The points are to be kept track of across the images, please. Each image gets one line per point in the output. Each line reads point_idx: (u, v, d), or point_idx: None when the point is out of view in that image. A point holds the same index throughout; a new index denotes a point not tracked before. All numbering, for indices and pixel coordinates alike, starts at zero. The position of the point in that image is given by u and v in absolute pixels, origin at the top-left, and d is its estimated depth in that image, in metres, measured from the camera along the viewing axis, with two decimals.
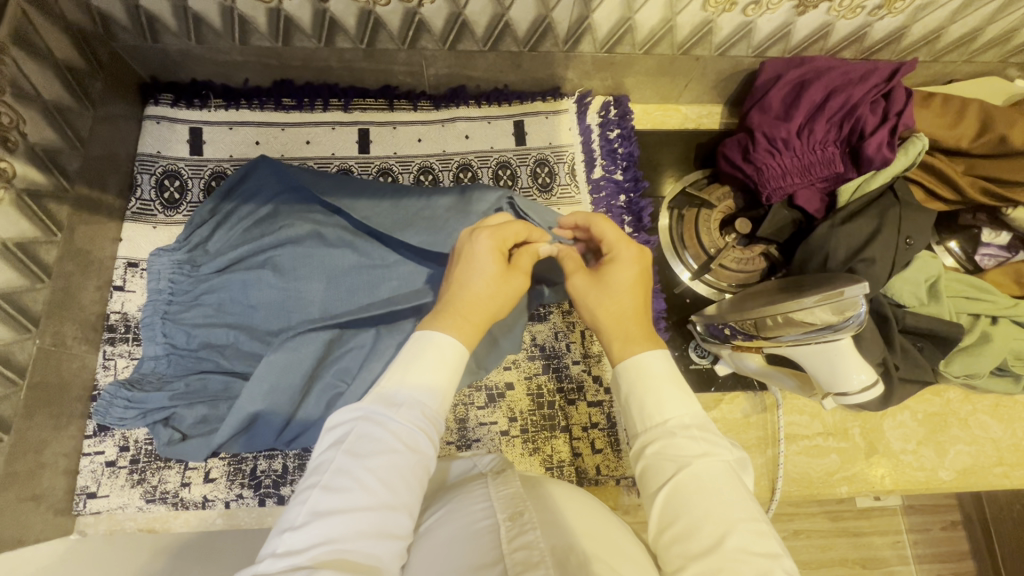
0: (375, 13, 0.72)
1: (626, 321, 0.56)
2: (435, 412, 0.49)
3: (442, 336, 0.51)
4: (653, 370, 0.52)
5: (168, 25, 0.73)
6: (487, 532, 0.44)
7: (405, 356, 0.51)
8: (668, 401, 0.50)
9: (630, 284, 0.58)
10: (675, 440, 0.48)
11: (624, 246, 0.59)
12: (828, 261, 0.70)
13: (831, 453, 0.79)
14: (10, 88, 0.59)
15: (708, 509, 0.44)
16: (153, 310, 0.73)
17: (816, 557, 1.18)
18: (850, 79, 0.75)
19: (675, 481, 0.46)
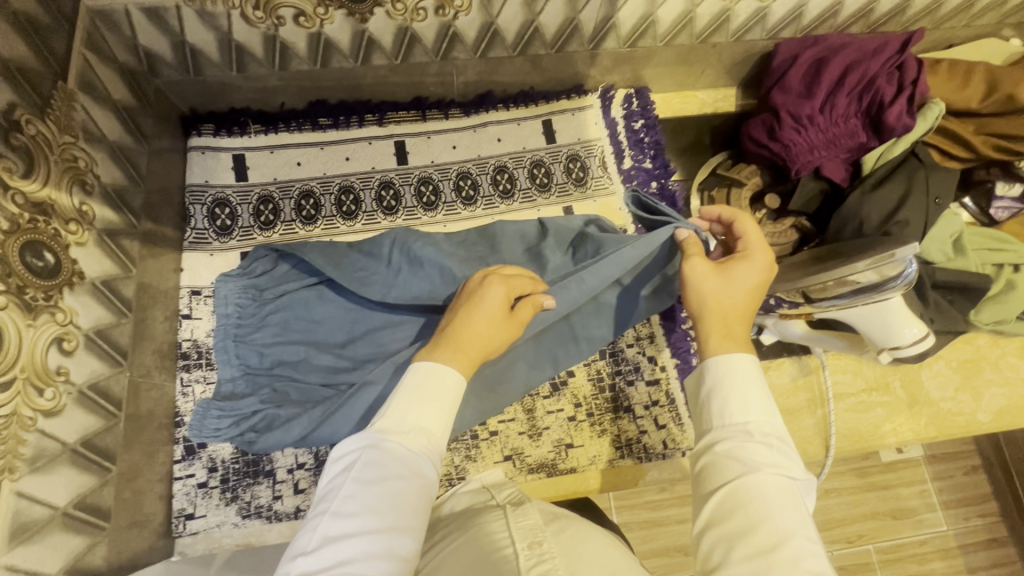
0: (412, 29, 0.75)
1: (731, 317, 0.56)
2: (438, 438, 0.52)
3: (437, 367, 0.53)
4: (746, 370, 0.52)
5: (212, 59, 0.75)
6: (506, 560, 0.48)
7: (406, 387, 0.53)
8: (750, 404, 0.50)
9: (751, 286, 0.57)
10: (749, 443, 0.48)
11: (760, 251, 0.58)
12: (862, 227, 0.74)
13: (876, 407, 0.83)
14: (83, 133, 0.61)
15: (769, 516, 0.45)
16: (224, 335, 0.75)
17: (848, 513, 1.24)
18: (866, 53, 0.79)
19: (742, 486, 0.46)
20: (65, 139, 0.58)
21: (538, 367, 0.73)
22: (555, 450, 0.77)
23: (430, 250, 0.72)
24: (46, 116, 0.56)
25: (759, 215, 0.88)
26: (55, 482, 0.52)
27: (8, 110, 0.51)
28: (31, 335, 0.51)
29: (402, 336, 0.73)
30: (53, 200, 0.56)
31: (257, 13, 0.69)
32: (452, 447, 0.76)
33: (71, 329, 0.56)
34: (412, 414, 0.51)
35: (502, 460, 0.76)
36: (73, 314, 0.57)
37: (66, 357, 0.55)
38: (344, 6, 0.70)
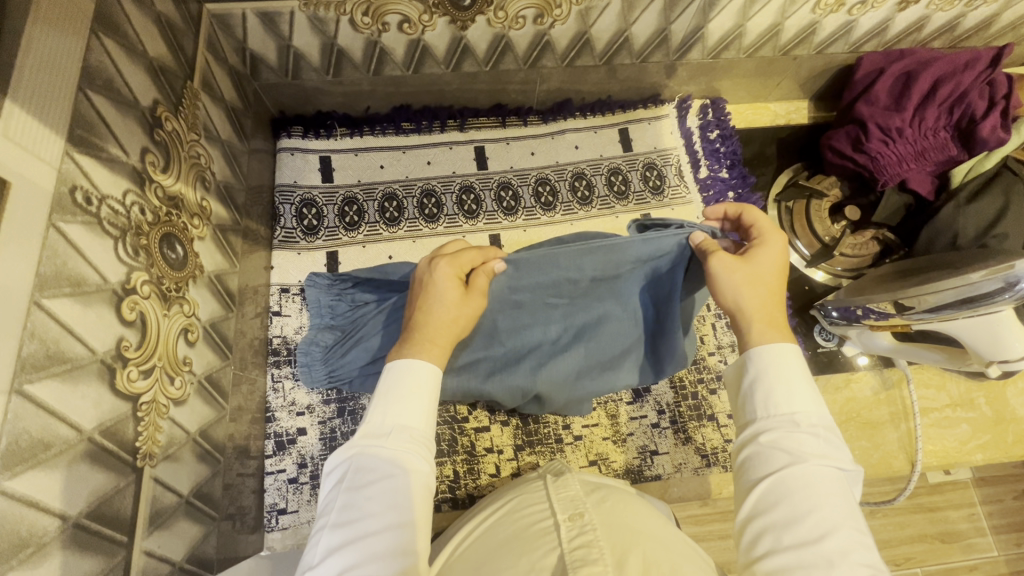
0: (508, 37, 0.77)
1: (771, 305, 0.50)
2: (425, 432, 0.46)
3: (411, 363, 0.48)
4: (790, 360, 0.46)
5: (312, 63, 0.77)
6: (547, 532, 0.48)
7: (381, 393, 0.47)
8: (795, 389, 0.45)
9: (778, 269, 0.51)
10: (795, 436, 0.43)
11: (777, 235, 0.52)
12: (957, 239, 0.76)
13: (961, 424, 0.82)
14: (204, 131, 0.64)
15: (817, 504, 0.40)
16: (317, 345, 0.71)
17: (895, 536, 1.01)
18: (956, 67, 0.78)
19: (789, 480, 0.41)
20: (191, 137, 0.60)
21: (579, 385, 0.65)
22: (640, 456, 0.77)
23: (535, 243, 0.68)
24: (178, 113, 0.58)
25: (838, 227, 0.89)
26: (180, 470, 0.53)
27: (152, 106, 0.53)
28: (166, 323, 0.52)
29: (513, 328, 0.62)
30: (182, 195, 0.57)
31: (365, 19, 0.71)
32: (537, 449, 0.76)
33: (193, 321, 0.57)
34: (394, 413, 0.45)
35: (587, 464, 0.76)
36: (195, 306, 0.58)
37: (189, 347, 0.57)
38: (448, 14, 0.71)
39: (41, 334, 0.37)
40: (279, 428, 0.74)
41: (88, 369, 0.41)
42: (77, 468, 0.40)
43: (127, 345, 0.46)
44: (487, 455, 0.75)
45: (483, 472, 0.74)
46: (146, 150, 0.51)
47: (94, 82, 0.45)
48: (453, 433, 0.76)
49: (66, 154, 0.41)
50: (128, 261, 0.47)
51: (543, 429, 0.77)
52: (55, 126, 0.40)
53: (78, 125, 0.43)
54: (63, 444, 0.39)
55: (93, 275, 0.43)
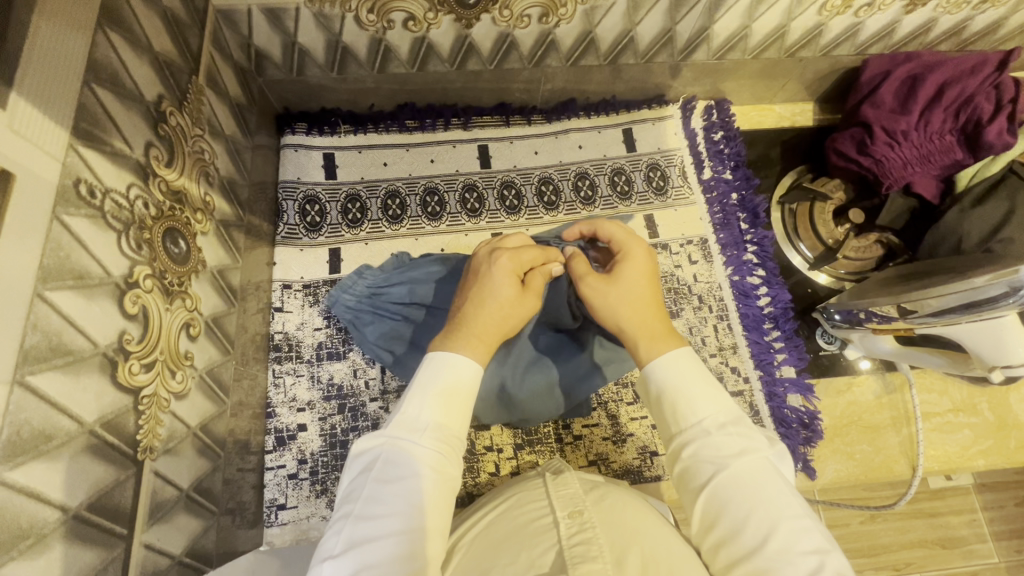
0: (513, 35, 0.77)
1: (649, 316, 0.51)
2: (457, 435, 0.46)
3: (454, 358, 0.47)
4: (684, 365, 0.46)
5: (317, 59, 0.77)
6: (547, 528, 0.48)
7: (420, 385, 0.46)
8: (698, 393, 0.45)
9: (642, 280, 0.53)
10: (711, 442, 0.43)
11: (636, 245, 0.55)
12: (962, 243, 0.75)
13: (963, 429, 0.82)
14: (208, 126, 0.64)
15: (753, 505, 0.40)
16: (359, 285, 0.76)
17: (895, 540, 1.00)
18: (962, 71, 0.78)
19: (720, 489, 0.41)
20: (195, 132, 0.61)
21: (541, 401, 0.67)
22: (640, 457, 0.77)
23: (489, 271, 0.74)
24: (183, 108, 0.58)
25: (842, 230, 0.88)
26: (180, 464, 0.54)
27: (157, 101, 0.53)
28: (168, 318, 0.52)
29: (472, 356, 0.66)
30: (186, 190, 0.57)
31: (370, 16, 0.71)
32: (536, 448, 0.76)
33: (195, 316, 0.57)
34: (430, 409, 0.45)
35: (587, 464, 0.76)
36: (197, 301, 0.58)
37: (191, 342, 0.57)
38: (453, 12, 0.72)
39: (43, 326, 0.37)
40: (280, 423, 0.74)
41: (90, 361, 0.42)
42: (79, 460, 0.40)
43: (129, 339, 0.46)
44: (487, 454, 0.75)
45: (482, 471, 0.74)
46: (150, 144, 0.51)
47: (99, 76, 0.45)
48: None
49: (71, 147, 0.41)
50: (131, 254, 0.47)
51: (543, 428, 0.77)
52: (60, 119, 0.40)
53: (84, 118, 0.43)
54: (64, 436, 0.39)
55: (96, 268, 0.43)
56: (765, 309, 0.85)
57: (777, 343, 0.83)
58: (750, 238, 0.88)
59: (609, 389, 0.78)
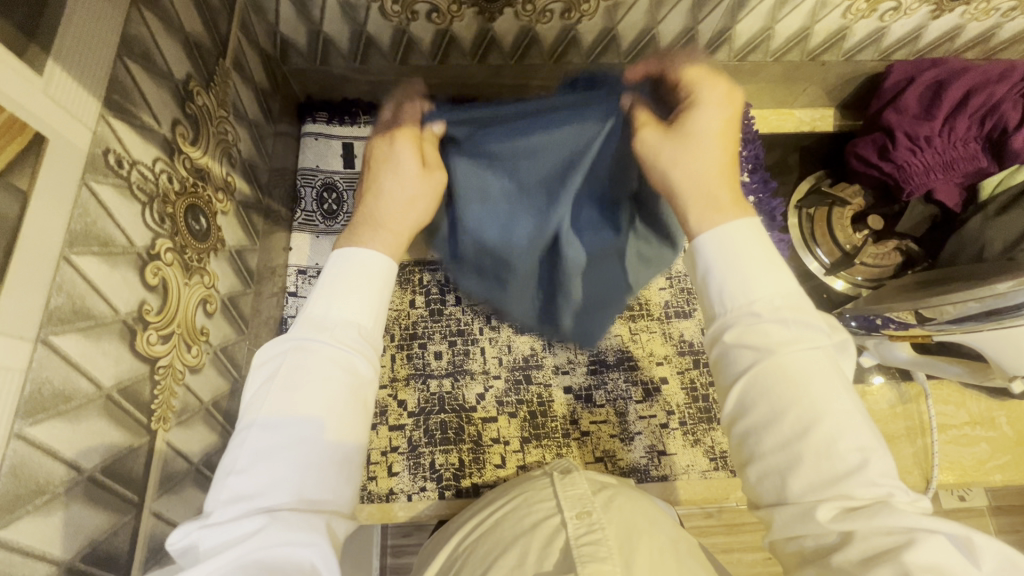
0: (535, 30, 0.77)
1: (711, 181, 0.42)
2: (373, 332, 0.42)
3: (362, 253, 0.42)
4: (743, 243, 0.40)
5: (341, 48, 0.78)
6: (555, 530, 0.47)
7: (329, 284, 0.41)
8: (754, 265, 0.39)
9: (716, 131, 0.43)
10: (760, 328, 0.38)
11: (706, 83, 0.44)
12: (984, 251, 0.75)
13: (980, 443, 0.80)
14: (232, 108, 0.65)
15: (798, 396, 0.36)
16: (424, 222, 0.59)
17: None
18: (990, 78, 0.76)
19: (761, 378, 0.37)
20: (220, 113, 0.62)
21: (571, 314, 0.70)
22: (647, 456, 0.76)
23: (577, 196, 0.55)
24: (210, 89, 0.59)
25: (860, 236, 0.87)
26: (192, 437, 0.54)
27: (185, 80, 0.54)
28: (187, 292, 0.53)
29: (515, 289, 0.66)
30: (208, 169, 0.58)
31: (395, 6, 0.72)
32: (544, 443, 0.76)
33: (212, 293, 0.58)
34: (340, 308, 0.40)
35: (593, 461, 0.75)
36: (214, 278, 0.59)
37: (208, 318, 0.57)
38: (477, 5, 0.72)
39: (69, 289, 0.38)
40: None
41: (111, 328, 0.42)
42: (93, 422, 0.40)
43: (148, 309, 0.47)
44: (494, 446, 0.75)
45: (488, 463, 0.74)
46: (177, 121, 0.52)
47: (132, 50, 0.46)
48: (460, 422, 0.76)
49: (102, 117, 0.42)
50: (154, 227, 0.48)
51: (551, 423, 0.77)
52: (94, 89, 0.41)
53: (115, 90, 0.44)
54: (82, 398, 0.39)
55: (120, 237, 0.44)
56: None
57: None
58: None
59: (617, 386, 0.78)
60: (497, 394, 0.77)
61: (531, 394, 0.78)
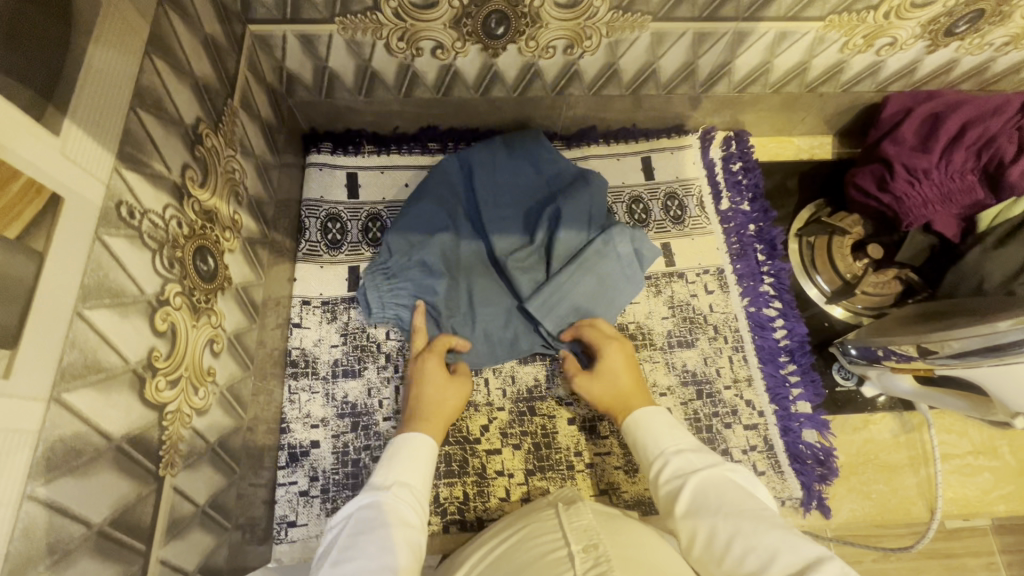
0: (537, 65, 0.78)
1: (624, 398, 0.68)
2: (419, 489, 0.57)
3: (416, 436, 0.62)
4: (652, 418, 0.62)
5: (346, 83, 0.79)
6: (562, 562, 0.48)
7: (390, 458, 0.60)
8: (664, 429, 0.61)
9: (623, 367, 0.71)
10: (677, 459, 0.57)
11: (608, 343, 0.73)
12: (983, 284, 0.76)
13: (983, 472, 0.80)
14: (239, 146, 0.66)
15: (738, 525, 0.48)
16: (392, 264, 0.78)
17: None
18: (986, 111, 0.77)
19: (696, 502, 0.52)
20: (228, 152, 0.62)
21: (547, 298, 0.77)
22: (652, 488, 0.76)
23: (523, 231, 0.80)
24: (218, 130, 0.60)
25: (860, 264, 0.88)
26: (198, 480, 0.54)
27: (194, 124, 0.55)
28: (194, 334, 0.53)
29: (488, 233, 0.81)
30: (216, 210, 0.59)
31: (400, 44, 0.73)
32: (548, 475, 0.76)
33: (219, 332, 0.59)
34: (397, 472, 0.58)
35: (598, 493, 0.75)
36: (221, 317, 0.59)
37: (214, 358, 0.58)
38: (481, 42, 0.73)
39: (81, 344, 0.38)
40: (293, 439, 0.74)
41: (122, 378, 0.42)
42: (103, 474, 0.40)
43: (157, 355, 0.47)
44: (498, 479, 0.75)
45: (492, 496, 0.74)
46: (186, 165, 0.53)
47: (144, 101, 0.47)
48: (464, 454, 0.76)
49: (115, 169, 0.43)
50: (164, 273, 0.48)
51: (555, 454, 0.77)
52: (108, 143, 0.42)
53: (128, 142, 0.44)
54: (94, 451, 0.40)
55: (131, 286, 0.44)
56: (781, 342, 0.84)
57: (793, 377, 0.82)
58: (767, 269, 0.88)
59: None
60: (501, 426, 0.77)
61: (535, 425, 0.78)
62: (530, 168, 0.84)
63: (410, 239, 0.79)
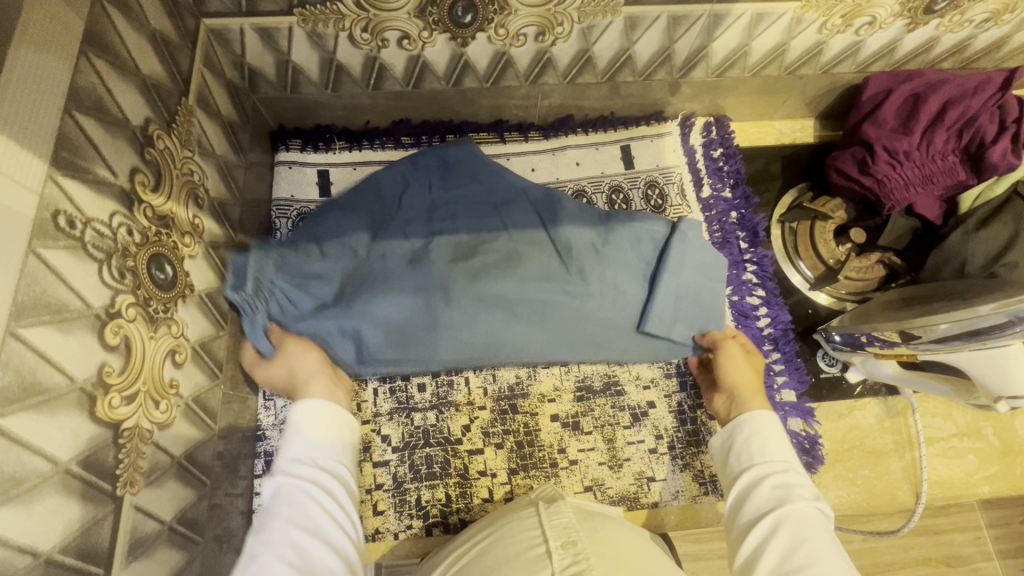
0: (509, 54, 0.76)
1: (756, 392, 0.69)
2: (323, 464, 0.57)
3: (313, 404, 0.61)
4: (771, 422, 0.61)
5: (311, 77, 0.76)
6: (539, 560, 0.47)
7: (295, 433, 0.59)
8: (780, 444, 0.59)
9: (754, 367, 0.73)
10: (785, 475, 0.55)
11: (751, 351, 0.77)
12: (966, 266, 0.75)
13: (968, 454, 0.80)
14: (198, 147, 0.63)
15: (809, 538, 0.49)
16: (280, 266, 0.70)
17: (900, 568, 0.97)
18: (966, 90, 0.76)
19: (783, 508, 0.52)
20: (184, 154, 0.60)
21: (481, 302, 0.73)
22: (637, 483, 0.75)
23: (459, 237, 0.77)
24: (171, 130, 0.57)
25: (843, 249, 0.87)
26: (163, 496, 0.52)
27: (143, 125, 0.52)
28: (153, 346, 0.51)
29: (412, 237, 0.77)
30: (173, 214, 0.56)
31: (365, 35, 0.70)
32: (532, 473, 0.75)
33: (182, 341, 0.57)
34: (301, 448, 0.58)
35: (583, 490, 0.74)
36: (183, 326, 0.57)
37: (177, 369, 0.56)
38: (448, 31, 0.71)
39: (16, 364, 0.36)
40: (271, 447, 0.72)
41: (67, 397, 0.40)
42: (50, 500, 0.39)
43: (110, 371, 0.45)
44: (480, 479, 0.74)
45: (475, 497, 0.73)
46: (135, 170, 0.50)
47: (82, 103, 0.44)
48: (446, 455, 0.75)
49: (50, 178, 0.40)
50: (114, 283, 0.46)
51: (539, 452, 0.75)
52: (40, 151, 0.39)
53: (64, 147, 0.42)
54: (37, 477, 0.38)
55: (75, 300, 0.42)
56: (765, 330, 0.83)
57: (777, 366, 0.81)
58: (750, 257, 0.86)
59: (604, 412, 0.77)
60: (483, 425, 0.76)
61: (517, 423, 0.76)
62: (473, 182, 0.82)
63: (308, 252, 0.73)
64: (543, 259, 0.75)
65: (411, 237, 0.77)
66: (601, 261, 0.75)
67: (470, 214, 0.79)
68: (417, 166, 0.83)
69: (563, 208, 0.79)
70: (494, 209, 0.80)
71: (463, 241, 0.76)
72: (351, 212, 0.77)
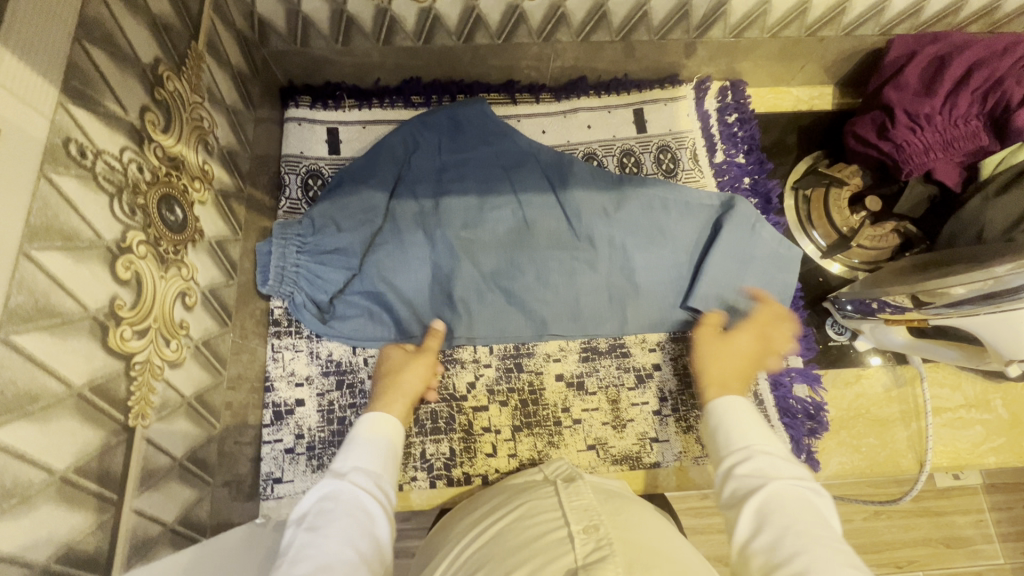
0: (521, 8, 0.74)
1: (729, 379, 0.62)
2: (381, 480, 0.53)
3: (379, 417, 0.59)
4: (740, 409, 0.55)
5: (321, 29, 0.76)
6: (562, 542, 0.46)
7: (358, 443, 0.56)
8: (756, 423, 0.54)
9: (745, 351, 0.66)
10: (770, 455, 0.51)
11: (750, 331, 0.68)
12: (983, 232, 0.73)
13: (975, 426, 0.80)
14: (207, 94, 0.63)
15: (808, 515, 0.45)
16: (304, 231, 0.72)
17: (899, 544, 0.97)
18: (994, 51, 0.73)
19: (771, 489, 0.47)
20: (194, 99, 0.59)
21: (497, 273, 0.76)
22: (640, 443, 0.76)
23: (471, 201, 0.78)
24: (181, 74, 0.57)
25: (858, 218, 0.85)
26: (174, 433, 0.53)
27: (153, 64, 0.52)
28: (163, 286, 0.51)
29: (422, 203, 0.78)
30: (183, 157, 0.57)
31: None
32: (536, 431, 0.75)
33: (191, 285, 0.57)
34: (357, 458, 0.55)
35: (586, 448, 0.75)
36: (193, 271, 0.58)
37: (186, 312, 0.56)
38: None
39: (30, 285, 0.37)
40: (278, 398, 0.73)
41: (79, 324, 0.41)
42: (64, 421, 0.39)
43: (121, 304, 0.45)
44: (484, 435, 0.75)
45: (479, 452, 0.74)
46: (145, 108, 0.50)
47: (91, 34, 0.44)
48: (451, 412, 0.75)
49: (61, 105, 0.40)
50: (124, 219, 0.46)
51: (542, 411, 0.76)
52: (51, 76, 0.39)
53: (74, 77, 0.42)
54: (52, 398, 0.38)
55: (86, 230, 0.42)
56: None
57: None
58: None
59: (609, 373, 0.77)
60: (487, 383, 0.76)
61: (522, 382, 0.77)
62: (481, 142, 0.82)
63: (329, 213, 0.74)
64: (552, 227, 0.77)
65: (422, 200, 0.78)
66: (610, 228, 0.76)
67: (478, 176, 0.80)
68: (423, 128, 0.82)
69: (573, 173, 0.79)
70: (503, 172, 0.80)
71: (473, 205, 0.78)
72: (364, 175, 0.78)
